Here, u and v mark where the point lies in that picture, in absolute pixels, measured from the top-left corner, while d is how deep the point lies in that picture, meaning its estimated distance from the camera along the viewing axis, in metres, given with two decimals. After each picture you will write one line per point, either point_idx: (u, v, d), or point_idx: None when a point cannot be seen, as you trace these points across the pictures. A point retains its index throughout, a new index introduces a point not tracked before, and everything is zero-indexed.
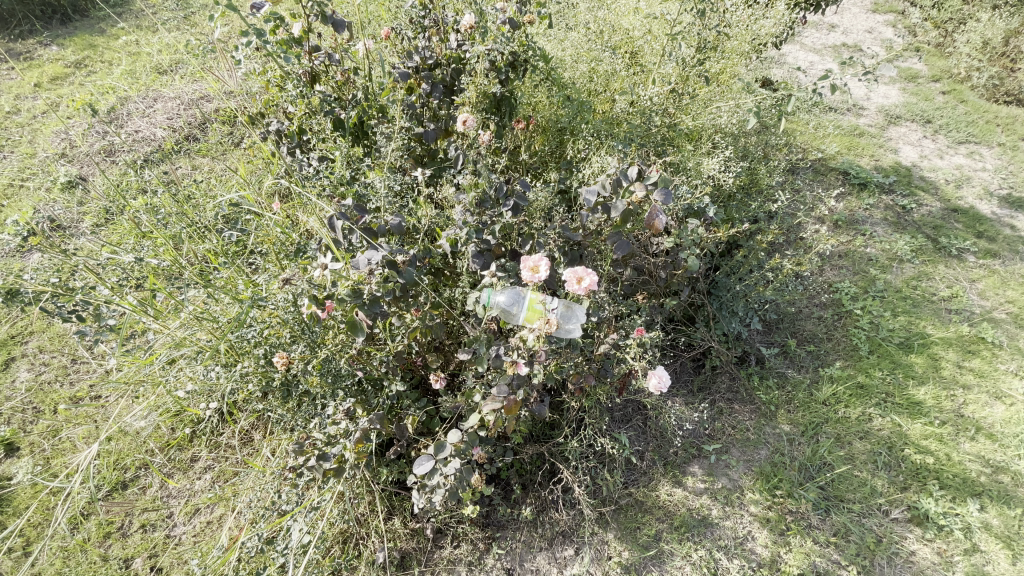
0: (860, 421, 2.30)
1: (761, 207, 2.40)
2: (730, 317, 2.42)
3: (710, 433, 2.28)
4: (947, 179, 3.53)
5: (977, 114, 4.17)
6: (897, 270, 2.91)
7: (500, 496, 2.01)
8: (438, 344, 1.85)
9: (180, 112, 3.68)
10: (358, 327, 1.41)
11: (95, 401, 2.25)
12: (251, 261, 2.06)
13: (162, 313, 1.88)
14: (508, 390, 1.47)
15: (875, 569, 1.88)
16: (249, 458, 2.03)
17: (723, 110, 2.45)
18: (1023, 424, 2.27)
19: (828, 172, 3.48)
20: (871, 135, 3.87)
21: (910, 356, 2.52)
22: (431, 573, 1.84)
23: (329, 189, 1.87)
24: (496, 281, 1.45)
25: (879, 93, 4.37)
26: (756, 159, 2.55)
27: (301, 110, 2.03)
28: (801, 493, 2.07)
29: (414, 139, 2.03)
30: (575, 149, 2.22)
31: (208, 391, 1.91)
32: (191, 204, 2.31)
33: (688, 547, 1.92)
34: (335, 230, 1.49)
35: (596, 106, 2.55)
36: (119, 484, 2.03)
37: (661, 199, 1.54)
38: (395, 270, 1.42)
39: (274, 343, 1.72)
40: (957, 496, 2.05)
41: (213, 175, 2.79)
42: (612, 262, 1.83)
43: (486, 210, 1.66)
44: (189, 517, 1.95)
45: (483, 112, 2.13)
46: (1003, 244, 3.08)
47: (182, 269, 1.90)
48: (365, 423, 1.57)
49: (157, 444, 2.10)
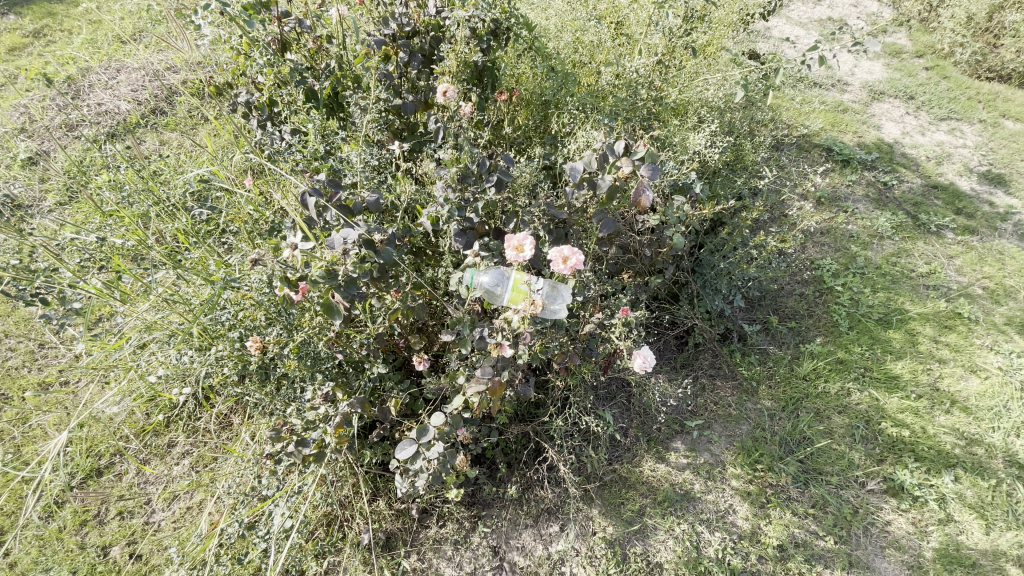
0: (839, 396, 2.34)
1: (746, 184, 2.38)
2: (714, 294, 2.41)
3: (693, 409, 2.30)
4: (928, 155, 3.55)
5: (959, 90, 4.18)
6: (877, 246, 2.94)
7: (485, 475, 2.01)
8: (420, 325, 1.81)
9: (145, 84, 3.49)
10: (335, 310, 1.35)
11: (64, 387, 2.16)
12: (223, 240, 1.97)
13: (130, 295, 1.79)
14: (492, 371, 1.44)
15: (851, 539, 1.94)
16: (228, 443, 1.99)
17: (710, 83, 2.45)
18: (996, 397, 2.33)
19: (812, 148, 3.47)
20: (855, 111, 3.86)
21: (888, 331, 2.56)
22: (417, 553, 1.83)
23: (303, 164, 1.80)
24: (479, 261, 1.41)
25: (864, 68, 4.34)
26: (741, 134, 2.51)
27: (270, 80, 1.92)
28: (782, 467, 2.11)
29: (392, 112, 1.92)
30: (560, 123, 2.16)
31: (182, 376, 1.84)
32: (158, 180, 2.20)
33: (671, 522, 1.94)
34: (309, 208, 1.42)
35: (581, 79, 2.49)
36: (94, 471, 1.98)
37: (649, 174, 1.50)
38: (372, 250, 1.36)
39: (249, 325, 1.66)
40: (931, 468, 2.11)
41: (183, 151, 2.67)
42: (597, 240, 1.80)
43: (469, 186, 1.59)
44: (167, 503, 1.90)
45: (464, 83, 2.07)
46: (980, 220, 3.13)
47: (150, 250, 1.81)
48: (345, 408, 1.54)
49: (132, 430, 2.04)
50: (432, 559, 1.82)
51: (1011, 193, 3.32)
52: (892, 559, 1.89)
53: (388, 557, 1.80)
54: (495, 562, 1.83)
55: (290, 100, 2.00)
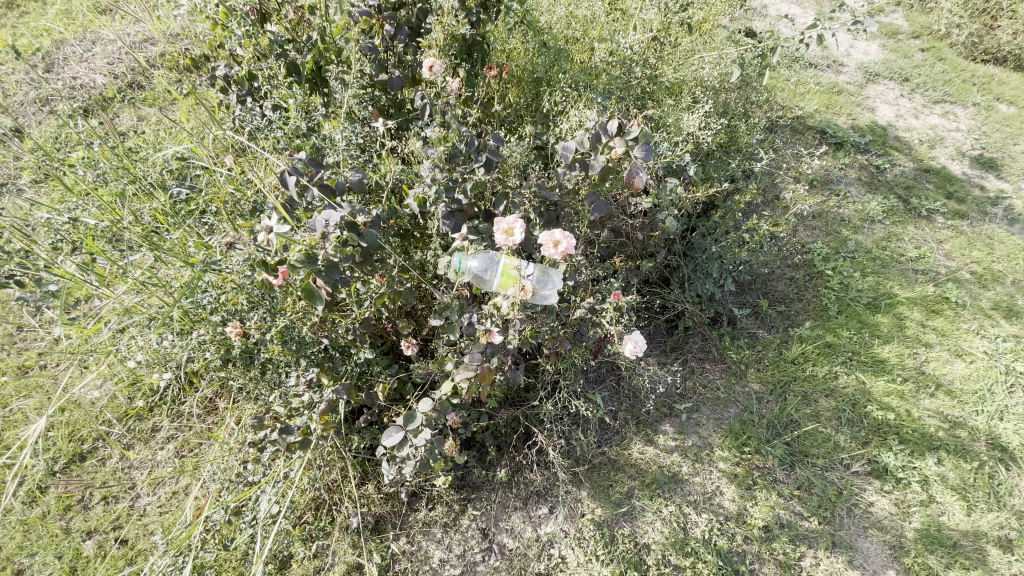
0: (826, 379, 2.36)
1: (740, 166, 2.34)
2: (705, 277, 2.40)
3: (682, 392, 2.31)
4: (921, 139, 3.53)
5: (954, 73, 4.15)
6: (868, 230, 2.93)
7: (475, 458, 2.01)
8: (408, 309, 1.78)
9: (121, 57, 3.35)
10: (316, 295, 1.31)
11: (43, 371, 2.11)
12: (205, 221, 1.91)
13: (106, 278, 1.72)
14: (481, 357, 1.42)
15: (835, 519, 1.97)
16: (214, 428, 1.96)
17: (706, 61, 2.39)
18: (980, 381, 2.36)
19: (806, 130, 3.43)
20: (850, 93, 3.82)
21: (877, 316, 2.57)
22: (407, 536, 1.83)
23: (284, 142, 1.74)
24: (467, 245, 1.37)
25: (859, 49, 4.29)
26: (736, 115, 2.47)
27: (251, 52, 1.89)
28: (769, 450, 2.13)
29: (378, 87, 1.86)
30: (552, 101, 2.11)
31: (164, 360, 1.82)
32: (135, 157, 2.11)
33: (659, 504, 1.95)
34: (289, 187, 1.36)
35: (574, 55, 2.41)
36: (77, 456, 1.94)
37: (643, 155, 1.46)
38: (355, 233, 1.32)
39: (231, 310, 1.62)
40: (915, 451, 2.14)
41: (162, 128, 2.58)
42: (589, 224, 1.77)
43: (457, 166, 1.54)
44: (153, 488, 1.87)
45: (453, 58, 1.97)
46: (971, 205, 3.13)
47: (126, 230, 1.75)
48: (331, 395, 1.52)
49: (115, 414, 1.99)
50: (421, 542, 1.82)
51: (1002, 177, 3.33)
52: (875, 539, 1.93)
53: (377, 540, 1.80)
54: (484, 544, 1.84)
55: (271, 74, 1.92)
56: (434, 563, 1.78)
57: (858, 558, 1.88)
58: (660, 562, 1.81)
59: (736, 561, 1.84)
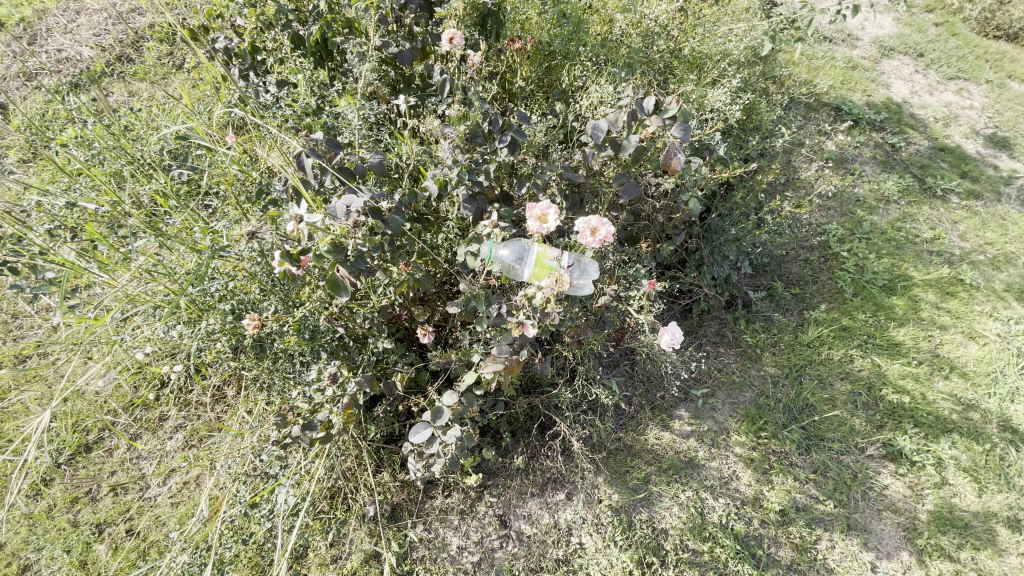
0: (842, 362, 2.34)
1: (761, 145, 2.29)
2: (722, 260, 2.36)
3: (697, 376, 2.28)
4: (936, 116, 3.46)
5: (968, 48, 4.05)
6: (883, 210, 2.88)
7: (490, 444, 1.97)
8: (423, 296, 1.72)
9: (109, 28, 3.16)
10: (341, 287, 1.25)
11: (43, 360, 2.04)
12: (207, 203, 1.82)
13: (107, 264, 1.63)
14: (509, 350, 1.40)
15: (851, 502, 1.97)
16: (223, 418, 1.91)
17: (732, 34, 2.33)
18: (993, 363, 2.35)
19: (821, 107, 3.34)
20: (864, 69, 3.72)
21: (892, 298, 2.54)
22: (424, 524, 1.80)
23: (293, 120, 1.64)
24: (497, 234, 1.33)
25: (873, 22, 4.16)
26: (757, 91, 2.41)
27: (252, 23, 1.80)
28: (786, 434, 2.11)
29: (388, 61, 1.76)
30: (572, 76, 2.03)
31: (171, 350, 1.75)
32: (130, 136, 2.00)
33: (676, 489, 1.93)
34: (305, 169, 1.30)
35: (592, 27, 2.32)
36: (82, 447, 1.90)
37: (679, 134, 1.42)
38: (380, 220, 1.27)
39: (242, 299, 1.56)
40: (929, 433, 2.14)
41: (157, 105, 2.46)
42: (612, 207, 1.71)
43: (478, 146, 1.50)
44: (163, 478, 1.84)
45: (468, 29, 1.90)
46: (985, 185, 3.08)
47: (127, 215, 1.66)
48: (354, 388, 1.48)
49: (120, 404, 1.94)
50: (438, 529, 1.80)
51: (1016, 156, 3.27)
52: (889, 521, 1.93)
53: (394, 528, 1.77)
54: (502, 531, 1.81)
55: (274, 46, 1.82)
56: (452, 550, 1.76)
57: (873, 540, 1.89)
58: (678, 547, 1.80)
59: (753, 545, 1.83)
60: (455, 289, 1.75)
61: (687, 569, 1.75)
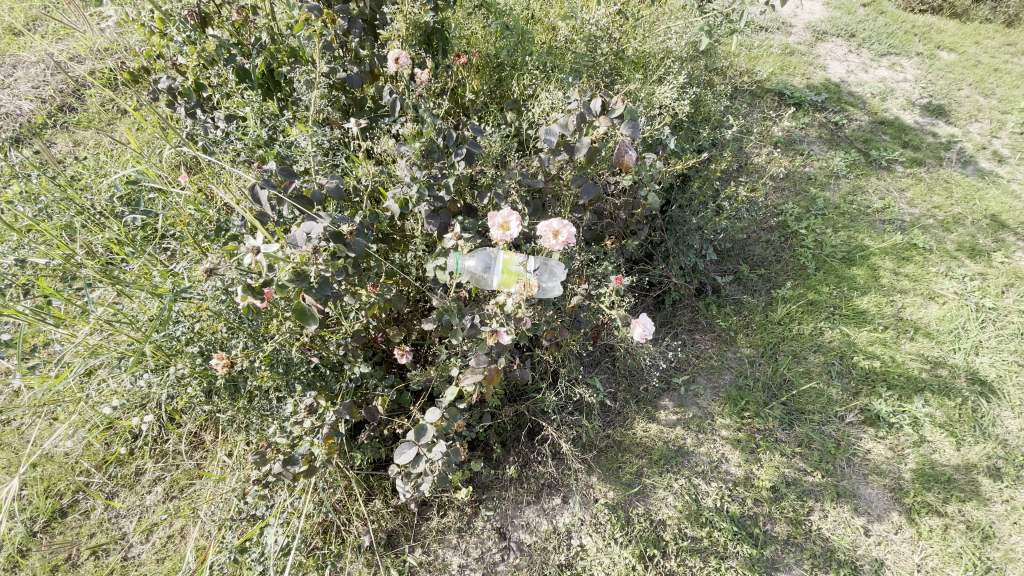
0: (813, 335, 2.40)
1: (711, 135, 2.38)
2: (687, 249, 2.42)
3: (677, 365, 2.31)
4: (873, 92, 3.63)
5: (896, 25, 4.27)
6: (834, 186, 3.00)
7: (481, 458, 1.95)
8: (397, 316, 1.72)
9: (47, 79, 3.06)
10: (309, 314, 1.25)
11: (6, 427, 1.93)
12: (164, 246, 1.80)
13: (64, 318, 1.55)
14: (487, 359, 1.41)
15: (837, 471, 2.02)
16: (204, 464, 1.85)
17: (672, 32, 2.45)
18: (954, 320, 2.46)
19: (765, 93, 3.47)
20: (801, 53, 3.88)
21: (852, 269, 2.63)
22: (422, 546, 1.77)
23: (245, 154, 1.65)
24: (462, 246, 1.34)
25: (805, 9, 4.36)
26: (702, 84, 2.55)
27: (194, 60, 1.80)
28: (768, 411, 2.16)
29: (337, 86, 1.82)
30: (522, 85, 2.12)
31: (140, 401, 1.69)
32: (77, 185, 1.93)
33: (668, 479, 1.95)
34: (260, 202, 1.33)
35: (537, 36, 2.40)
36: (56, 512, 1.80)
37: (629, 132, 1.47)
38: (342, 244, 1.28)
39: (209, 338, 1.55)
40: (903, 395, 2.21)
41: (104, 152, 2.40)
42: (573, 208, 1.75)
43: (435, 162, 1.53)
44: (146, 534, 1.76)
45: (415, 49, 1.90)
46: (926, 152, 3.23)
47: (80, 266, 1.60)
48: (332, 417, 1.47)
49: (93, 463, 1.85)
50: (437, 550, 1.77)
51: (951, 122, 3.45)
52: (875, 484, 1.99)
53: (392, 555, 1.72)
54: (502, 544, 1.79)
55: (219, 81, 1.86)
56: (454, 570, 1.73)
57: (863, 504, 1.94)
58: (677, 536, 1.80)
59: (749, 524, 1.86)
60: (428, 305, 1.76)
61: (688, 557, 1.76)
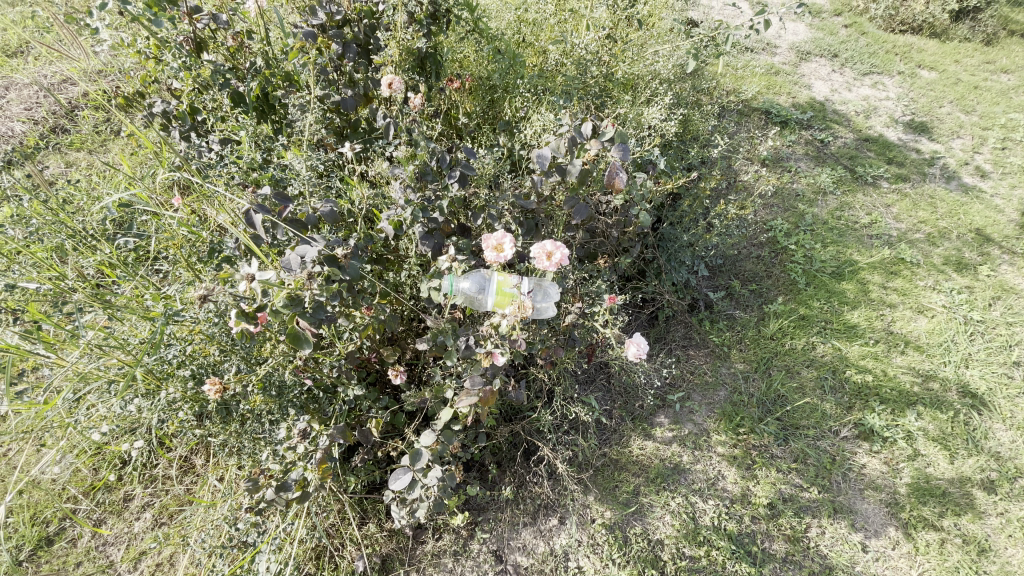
0: (805, 350, 2.42)
1: (700, 154, 2.43)
2: (679, 265, 2.45)
3: (672, 381, 2.31)
4: (857, 110, 3.71)
5: (877, 45, 4.39)
6: (822, 202, 3.05)
7: (476, 479, 1.93)
8: (391, 336, 1.72)
9: (41, 101, 3.08)
10: (303, 338, 1.24)
11: None
12: (155, 268, 1.79)
13: (53, 343, 1.52)
14: (483, 380, 1.42)
15: (833, 486, 2.01)
16: (194, 489, 1.82)
17: (659, 55, 2.51)
18: (944, 333, 2.49)
19: (752, 112, 3.55)
20: (786, 73, 3.98)
21: (842, 283, 2.67)
22: (417, 571, 1.74)
23: (240, 176, 1.66)
24: (456, 267, 1.36)
25: (789, 30, 4.48)
26: (689, 104, 2.61)
27: (189, 85, 1.82)
28: (763, 427, 2.16)
29: (331, 109, 1.84)
30: (514, 107, 2.17)
31: (130, 427, 1.67)
32: (69, 208, 1.92)
33: (665, 497, 1.93)
34: (255, 226, 1.31)
35: (528, 59, 2.47)
36: (43, 541, 1.75)
37: (619, 154, 1.50)
38: (337, 267, 1.29)
39: (201, 362, 1.53)
40: (896, 408, 2.22)
41: (96, 174, 2.40)
42: (566, 228, 1.77)
43: (429, 184, 1.52)
44: (134, 562, 1.72)
45: (409, 73, 1.93)
46: (910, 168, 3.30)
47: (71, 290, 1.58)
48: (326, 441, 1.45)
49: (80, 489, 1.81)
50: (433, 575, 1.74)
51: (934, 138, 3.54)
52: (871, 499, 1.98)
53: None
54: (499, 567, 1.77)
55: (214, 105, 1.87)
56: None
57: (860, 520, 1.93)
58: (675, 556, 1.79)
59: (747, 542, 1.85)
60: (422, 325, 1.76)
61: None
